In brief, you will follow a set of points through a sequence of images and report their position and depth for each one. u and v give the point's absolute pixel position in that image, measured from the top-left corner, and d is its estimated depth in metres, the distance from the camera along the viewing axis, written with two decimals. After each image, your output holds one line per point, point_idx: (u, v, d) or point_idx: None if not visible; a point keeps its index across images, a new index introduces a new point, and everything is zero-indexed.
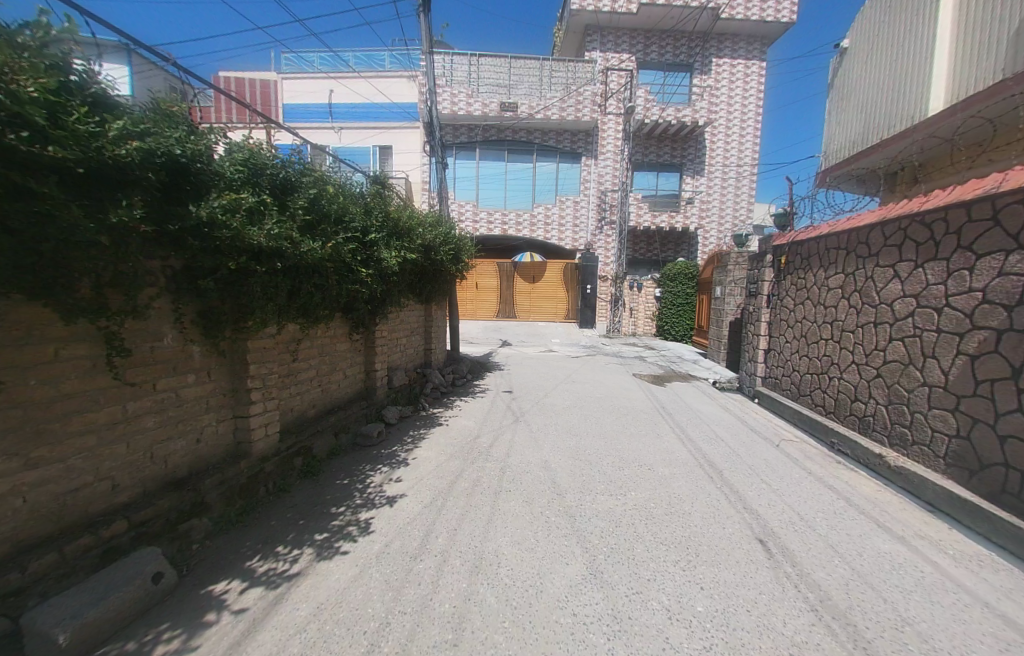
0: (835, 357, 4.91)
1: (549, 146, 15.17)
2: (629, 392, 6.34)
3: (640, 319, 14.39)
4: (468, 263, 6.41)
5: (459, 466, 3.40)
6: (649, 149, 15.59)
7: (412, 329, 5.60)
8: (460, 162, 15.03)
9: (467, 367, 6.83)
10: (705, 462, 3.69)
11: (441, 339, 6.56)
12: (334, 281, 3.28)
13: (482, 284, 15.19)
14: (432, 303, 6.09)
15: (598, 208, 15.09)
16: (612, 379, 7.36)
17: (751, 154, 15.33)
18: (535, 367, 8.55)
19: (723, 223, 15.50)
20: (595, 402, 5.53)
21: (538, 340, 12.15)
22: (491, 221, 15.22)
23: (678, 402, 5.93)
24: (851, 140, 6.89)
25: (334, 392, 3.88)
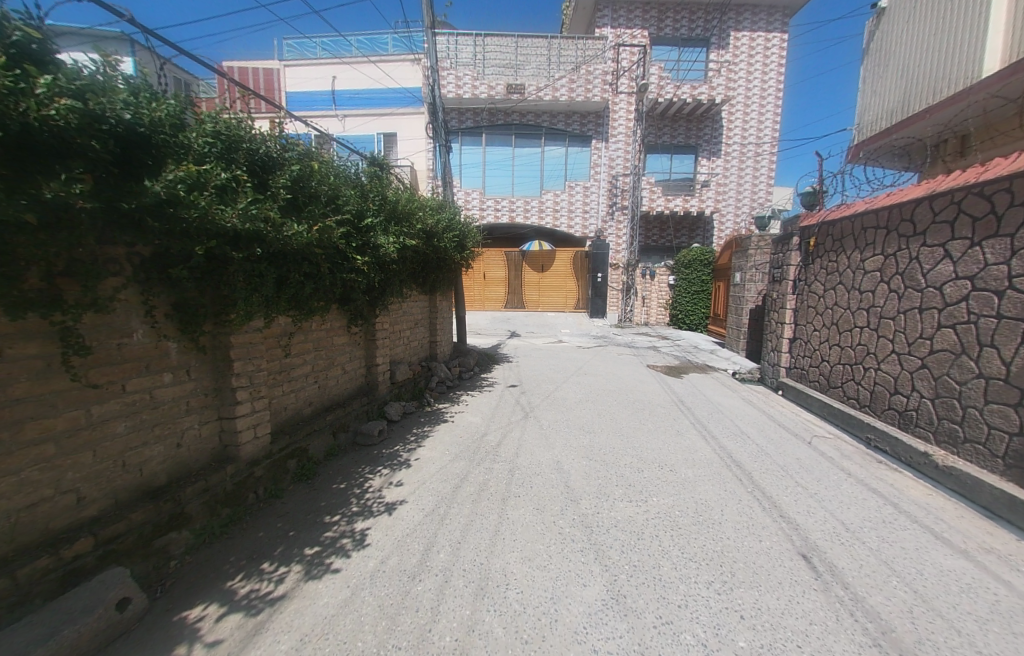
0: (873, 346, 4.52)
1: (558, 129, 14.61)
2: (645, 384, 6.04)
3: (653, 308, 13.95)
4: (475, 252, 6.12)
5: (464, 469, 3.15)
6: (662, 130, 14.92)
7: (416, 320, 5.36)
8: (466, 148, 14.59)
9: (475, 360, 6.58)
10: (733, 463, 3.38)
11: (446, 331, 6.32)
12: (325, 270, 3.01)
13: (489, 274, 14.86)
14: (438, 294, 5.84)
15: (609, 193, 14.55)
16: (625, 371, 7.04)
17: (772, 132, 14.54)
18: (545, 358, 8.29)
19: (741, 206, 14.82)
20: (610, 396, 5.24)
21: (547, 331, 11.85)
22: (498, 209, 14.81)
23: (697, 395, 5.62)
24: (889, 109, 6.34)
25: (332, 389, 3.65)
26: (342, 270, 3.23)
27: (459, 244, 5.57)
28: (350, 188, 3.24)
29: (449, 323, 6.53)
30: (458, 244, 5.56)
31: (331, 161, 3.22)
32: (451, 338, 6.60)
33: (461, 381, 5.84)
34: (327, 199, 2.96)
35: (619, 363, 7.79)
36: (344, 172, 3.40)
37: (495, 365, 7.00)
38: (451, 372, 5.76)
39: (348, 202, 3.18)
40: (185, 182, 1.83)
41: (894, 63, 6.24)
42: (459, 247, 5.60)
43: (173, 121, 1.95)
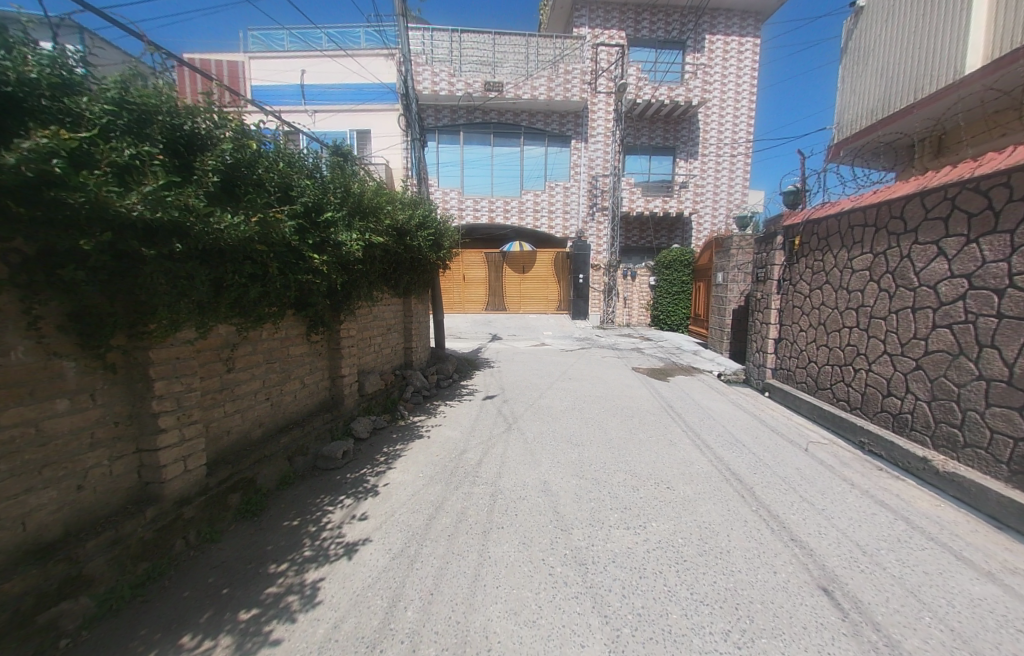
0: (863, 347, 4.43)
1: (537, 129, 14.40)
2: (633, 389, 5.82)
3: (635, 309, 13.90)
4: (454, 252, 5.75)
5: (440, 495, 2.78)
6: (641, 132, 14.95)
7: (389, 325, 4.94)
8: (443, 146, 14.16)
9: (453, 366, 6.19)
10: (732, 476, 3.16)
11: (422, 337, 5.90)
12: (273, 271, 2.60)
13: (469, 276, 14.44)
14: (413, 296, 5.44)
15: (589, 194, 14.44)
16: (611, 374, 6.81)
17: (746, 135, 14.80)
18: (528, 362, 7.98)
19: (718, 207, 14.99)
20: (598, 403, 4.97)
21: (529, 333, 11.56)
22: (477, 209, 14.44)
23: (686, 399, 5.43)
24: (869, 108, 6.39)
25: (287, 406, 3.20)
26: (298, 271, 2.83)
27: (435, 242, 5.20)
28: (306, 178, 2.84)
29: (426, 328, 6.12)
30: (435, 242, 5.19)
31: (283, 146, 2.82)
32: (428, 344, 6.19)
33: (439, 390, 5.44)
34: (276, 189, 2.56)
35: (604, 366, 7.57)
36: (300, 160, 3.00)
37: (475, 371, 6.62)
38: (427, 381, 5.35)
39: (302, 194, 2.79)
40: (60, 156, 1.41)
41: (875, 64, 6.29)
42: (436, 246, 5.24)
43: (50, 86, 1.52)
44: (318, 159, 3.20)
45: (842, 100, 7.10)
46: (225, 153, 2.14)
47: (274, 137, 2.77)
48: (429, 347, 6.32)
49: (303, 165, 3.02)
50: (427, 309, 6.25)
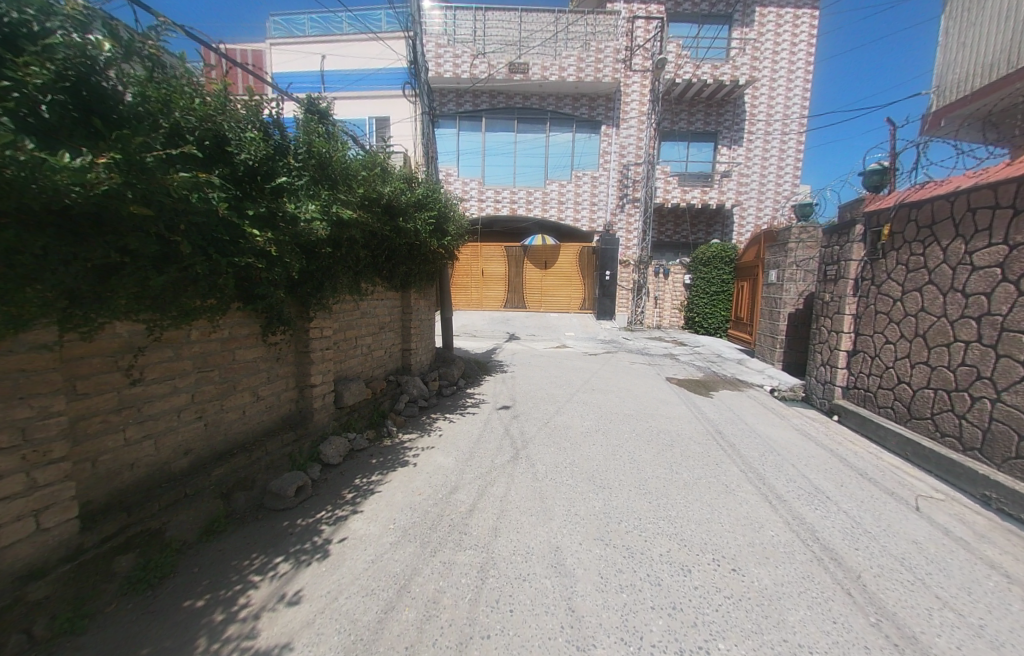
0: (986, 368, 3.33)
1: (565, 114, 13.40)
2: (671, 403, 4.88)
3: (666, 310, 12.73)
4: (462, 241, 5.02)
5: (408, 565, 2.00)
6: (679, 116, 13.68)
7: (383, 322, 4.25)
8: (464, 133, 13.35)
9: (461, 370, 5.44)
10: (822, 552, 2.20)
11: (426, 337, 5.19)
12: (187, 249, 1.90)
13: (488, 271, 13.64)
14: (415, 289, 4.73)
15: (619, 184, 13.34)
16: (642, 384, 5.89)
17: (799, 118, 13.24)
18: (546, 366, 7.18)
19: (764, 199, 13.52)
20: (627, 424, 4.06)
21: (549, 334, 10.69)
22: (499, 199, 13.61)
23: (737, 419, 4.46)
24: (1000, 58, 5.21)
25: (226, 426, 2.53)
26: (234, 253, 2.14)
27: (438, 227, 4.48)
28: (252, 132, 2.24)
29: (431, 327, 5.42)
30: (438, 226, 4.47)
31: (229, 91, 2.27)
32: (432, 344, 5.48)
33: (440, 399, 4.70)
34: (178, 135, 1.88)
35: (634, 374, 6.67)
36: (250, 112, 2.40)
37: (486, 376, 5.86)
38: (427, 388, 4.61)
39: (242, 152, 2.22)
40: None
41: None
42: (438, 230, 4.50)
43: None
44: (278, 111, 2.51)
45: (966, 54, 5.77)
46: (106, 75, 1.57)
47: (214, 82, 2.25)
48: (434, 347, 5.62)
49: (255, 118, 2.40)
50: (434, 305, 5.54)
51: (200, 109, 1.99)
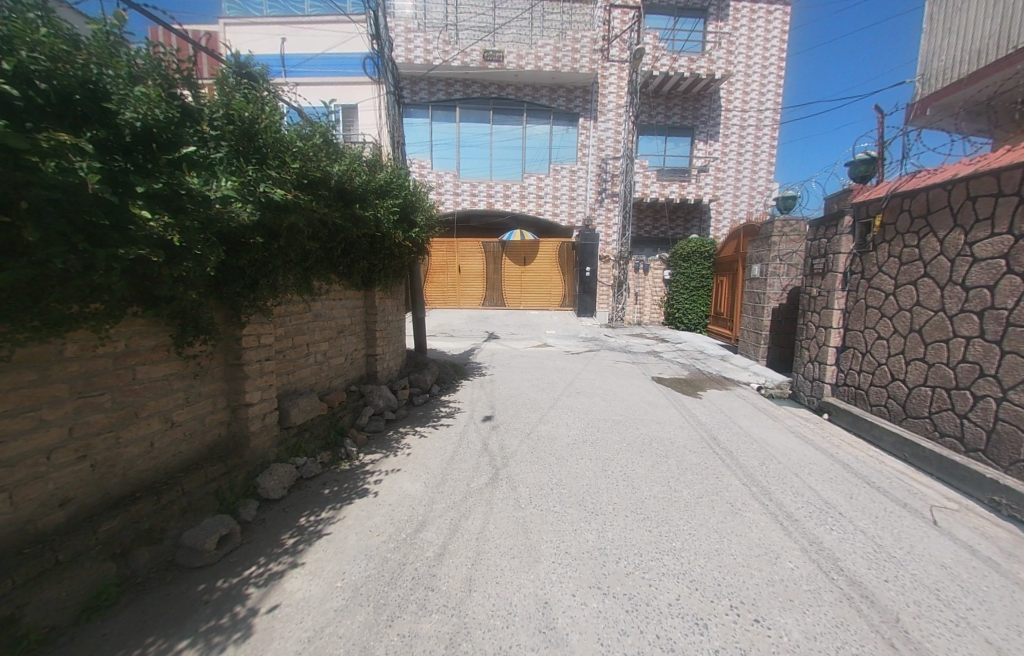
0: (990, 366, 3.18)
1: (541, 105, 12.97)
2: (662, 406, 4.58)
3: (646, 306, 12.61)
4: (432, 233, 4.54)
5: (357, 642, 1.52)
6: (656, 110, 13.53)
7: (341, 324, 3.71)
8: (436, 123, 12.66)
9: (435, 375, 4.97)
10: (852, 591, 1.90)
11: (394, 340, 4.67)
12: (35, 235, 1.37)
13: (465, 268, 13.11)
14: (381, 287, 4.21)
15: (598, 178, 13.08)
16: (629, 384, 5.59)
17: (772, 114, 13.36)
18: (527, 367, 6.79)
19: (740, 194, 13.58)
20: (616, 433, 3.72)
21: (529, 332, 10.31)
22: (475, 193, 12.97)
23: (732, 421, 4.19)
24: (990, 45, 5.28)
25: (125, 462, 1.96)
26: (117, 243, 1.62)
27: (402, 216, 3.98)
28: (143, 87, 1.71)
29: (399, 329, 4.91)
30: (402, 216, 3.97)
31: (108, 37, 1.76)
32: (402, 348, 4.97)
33: (409, 410, 4.21)
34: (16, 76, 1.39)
35: (619, 373, 6.37)
36: (146, 63, 1.87)
37: (461, 381, 5.40)
38: (394, 398, 4.11)
39: (129, 110, 1.66)
40: None
41: None
42: (403, 222, 4.00)
43: None
44: (186, 74, 2.04)
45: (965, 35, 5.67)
46: None
47: (89, 23, 1.72)
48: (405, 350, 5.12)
49: (152, 72, 1.88)
50: (403, 305, 5.02)
51: (52, 44, 1.44)
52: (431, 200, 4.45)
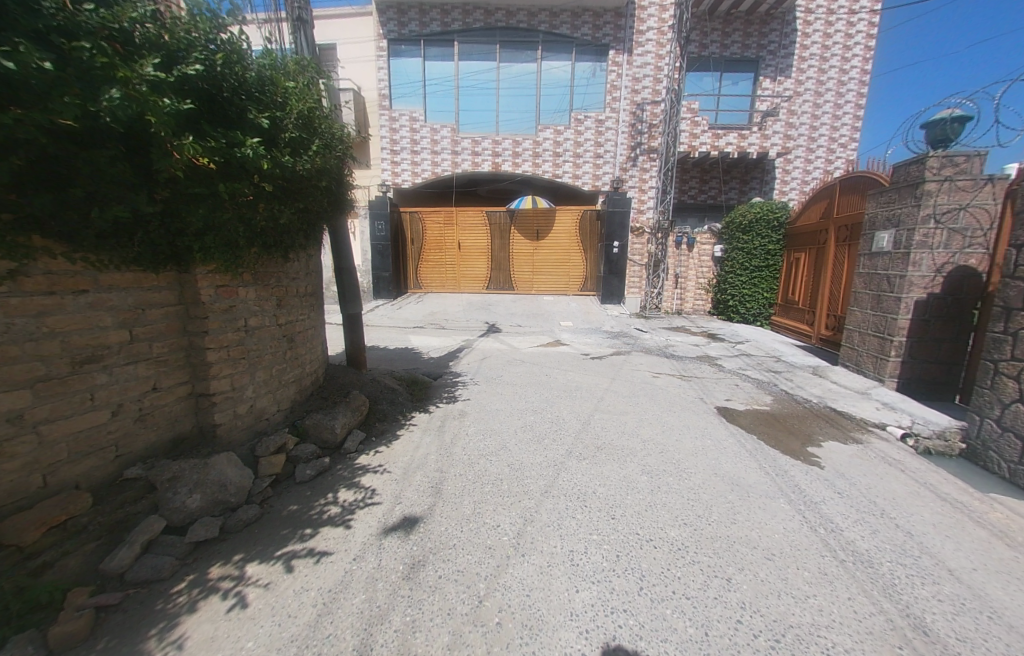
0: None
1: (562, 35, 10.21)
2: (762, 494, 2.38)
3: (689, 289, 10.16)
4: (327, 165, 2.42)
5: None
6: (708, 40, 10.57)
7: (74, 347, 1.73)
8: (430, 62, 10.18)
9: (354, 414, 2.93)
10: None
11: (273, 360, 2.65)
12: None
13: (465, 243, 10.87)
14: (214, 264, 2.16)
15: (631, 128, 10.42)
16: (683, 428, 3.38)
17: (865, 38, 10.22)
18: (526, 378, 4.70)
19: (815, 147, 10.68)
20: (684, 591, 1.65)
21: (539, 324, 8.20)
22: (478, 150, 10.54)
23: (916, 546, 1.99)
24: None
25: None
26: None
27: (213, 117, 1.91)
28: None
29: (293, 338, 2.88)
30: (214, 118, 1.91)
31: None
32: (302, 370, 2.96)
33: (272, 502, 2.25)
34: None
35: (665, 397, 4.17)
36: None
37: (409, 418, 3.37)
38: (239, 480, 2.16)
39: None
40: None
41: None
42: (218, 128, 1.92)
43: None
44: None
45: None
46: None
47: None
48: (312, 371, 3.11)
49: None
50: (301, 298, 2.98)
51: None
52: (315, 101, 2.35)
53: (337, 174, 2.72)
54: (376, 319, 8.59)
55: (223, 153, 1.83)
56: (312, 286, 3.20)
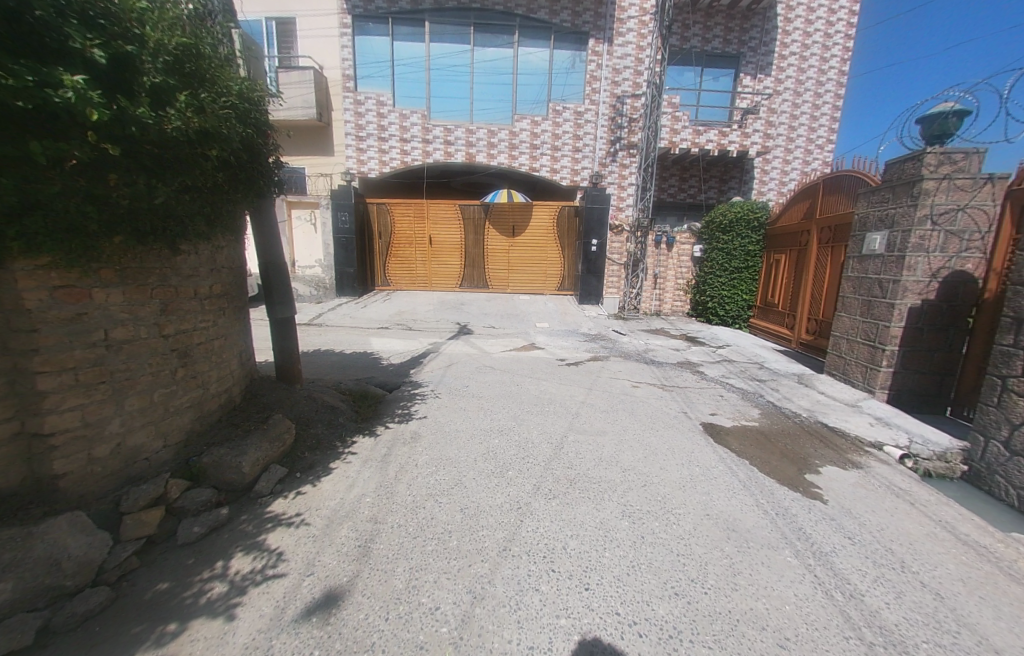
0: None
1: (541, 20, 9.72)
2: (763, 545, 2.01)
3: (668, 290, 9.92)
4: (222, 127, 1.81)
5: None
6: (689, 35, 10.34)
7: None
8: (400, 42, 9.48)
9: (271, 446, 2.33)
10: None
11: (159, 383, 1.99)
12: None
13: (438, 239, 10.26)
14: (48, 257, 1.50)
15: (611, 122, 10.07)
16: (668, 452, 2.98)
17: (841, 40, 10.25)
18: (493, 390, 4.19)
19: (792, 148, 10.66)
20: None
21: (515, 326, 7.73)
22: (452, 139, 9.93)
23: (950, 617, 1.64)
24: None
25: None
26: None
27: (19, 37, 1.22)
28: None
29: (194, 351, 2.20)
30: (23, 42, 1.23)
31: None
32: (207, 391, 2.31)
33: (134, 579, 1.63)
34: None
35: (647, 412, 3.76)
36: None
37: (348, 446, 2.79)
38: (80, 553, 1.53)
39: None
40: None
41: None
42: (30, 57, 1.25)
43: None
44: None
45: None
46: None
47: None
48: (224, 391, 2.47)
49: None
50: (209, 302, 2.33)
51: None
52: (205, 57, 1.82)
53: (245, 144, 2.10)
54: (336, 319, 7.90)
55: (30, 96, 1.21)
56: (225, 284, 2.52)
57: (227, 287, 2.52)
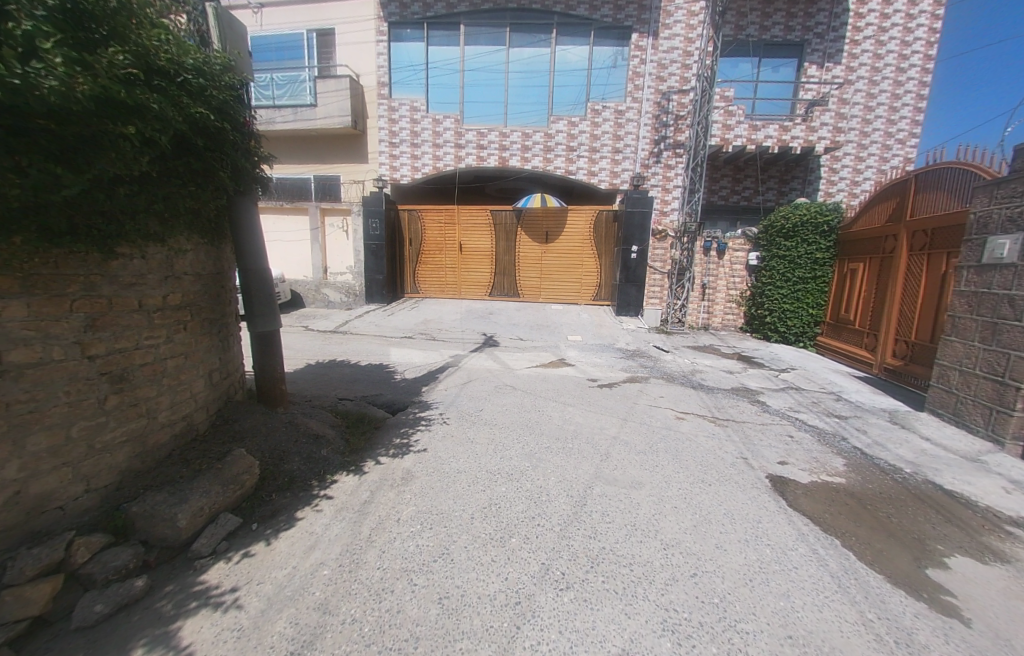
0: None
1: (580, 16, 9.21)
2: None
3: (718, 302, 8.89)
4: (143, 100, 1.49)
5: None
6: (745, 22, 9.39)
7: None
8: (434, 47, 9.35)
9: (219, 492, 1.92)
10: None
11: (77, 415, 1.63)
12: None
13: (468, 245, 9.93)
14: None
15: (655, 119, 9.30)
16: (726, 520, 2.26)
17: (930, 17, 8.86)
18: (510, 416, 3.62)
19: (867, 142, 9.33)
20: None
21: (543, 338, 7.15)
22: (484, 142, 9.60)
23: None
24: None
25: None
26: None
27: None
28: None
29: (136, 373, 1.87)
30: None
31: None
32: (153, 421, 1.96)
33: None
34: None
35: (695, 457, 3.02)
36: None
37: (324, 488, 2.33)
38: None
39: None
40: None
41: None
42: None
43: None
44: None
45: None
46: None
47: None
48: (179, 419, 2.11)
49: None
50: (161, 315, 2.00)
51: None
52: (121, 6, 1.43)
53: (193, 128, 1.79)
54: (361, 326, 7.73)
55: None
56: (191, 293, 2.21)
57: (191, 297, 2.20)
